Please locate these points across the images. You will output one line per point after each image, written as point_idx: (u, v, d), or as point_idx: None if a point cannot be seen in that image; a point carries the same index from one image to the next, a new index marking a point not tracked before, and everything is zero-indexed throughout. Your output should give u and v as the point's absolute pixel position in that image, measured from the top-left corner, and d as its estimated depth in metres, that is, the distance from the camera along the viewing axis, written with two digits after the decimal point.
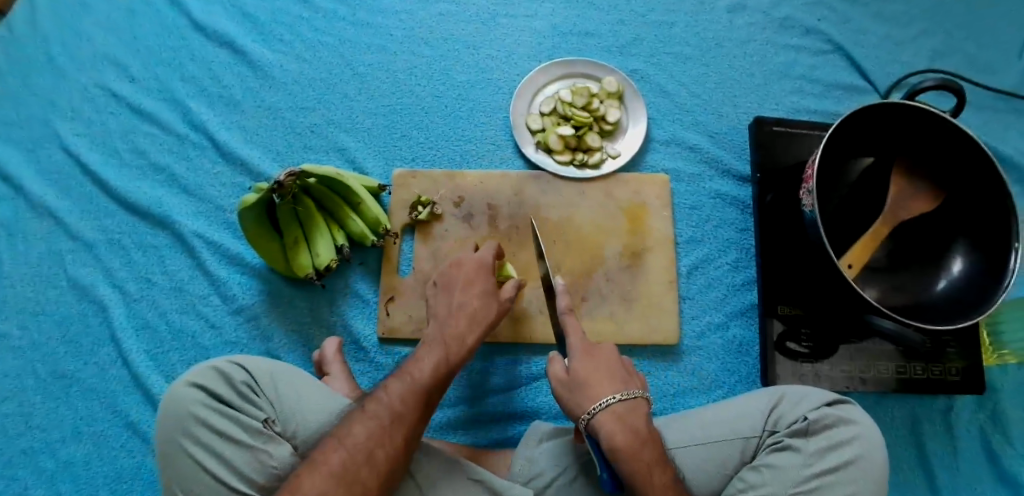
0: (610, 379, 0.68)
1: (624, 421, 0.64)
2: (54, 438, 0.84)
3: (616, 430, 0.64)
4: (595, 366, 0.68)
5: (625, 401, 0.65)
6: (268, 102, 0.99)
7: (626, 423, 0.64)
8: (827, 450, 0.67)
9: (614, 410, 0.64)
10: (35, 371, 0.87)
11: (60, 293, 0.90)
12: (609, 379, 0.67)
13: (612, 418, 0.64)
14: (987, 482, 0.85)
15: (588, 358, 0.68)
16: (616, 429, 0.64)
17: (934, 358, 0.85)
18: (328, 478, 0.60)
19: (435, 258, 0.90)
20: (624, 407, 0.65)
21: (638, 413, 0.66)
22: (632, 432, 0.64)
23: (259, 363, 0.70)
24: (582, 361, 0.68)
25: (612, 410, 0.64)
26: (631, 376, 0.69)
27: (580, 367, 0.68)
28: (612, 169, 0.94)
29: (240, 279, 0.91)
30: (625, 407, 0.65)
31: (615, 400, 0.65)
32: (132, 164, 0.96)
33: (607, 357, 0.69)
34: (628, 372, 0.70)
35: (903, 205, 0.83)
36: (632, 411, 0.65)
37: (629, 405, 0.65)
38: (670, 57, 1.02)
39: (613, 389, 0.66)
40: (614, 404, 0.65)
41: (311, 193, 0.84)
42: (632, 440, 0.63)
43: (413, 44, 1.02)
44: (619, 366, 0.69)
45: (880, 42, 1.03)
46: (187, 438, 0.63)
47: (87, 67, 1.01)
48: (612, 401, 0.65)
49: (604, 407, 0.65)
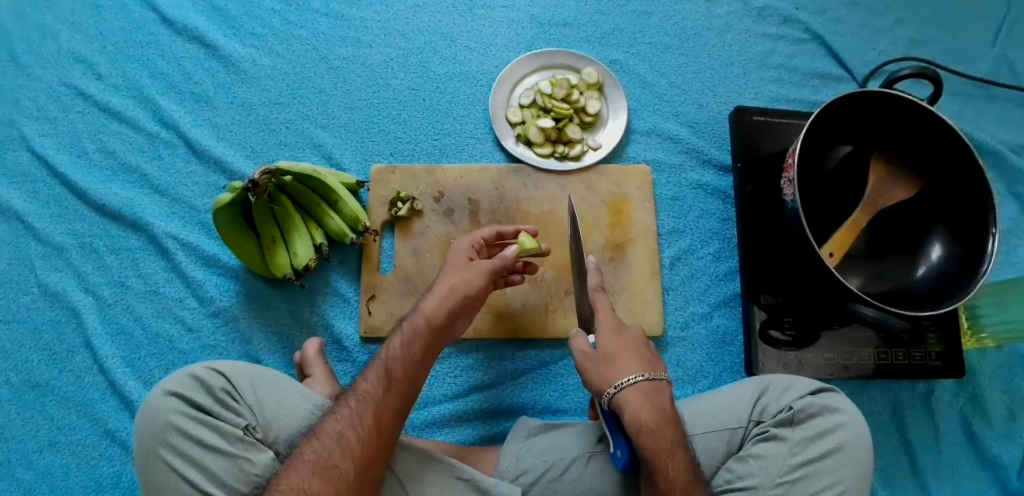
0: (639, 360, 0.68)
1: (649, 398, 0.65)
2: (30, 448, 0.82)
3: (641, 405, 0.64)
4: (621, 346, 0.68)
5: (650, 381, 0.66)
6: (241, 98, 0.97)
7: (652, 401, 0.65)
8: (812, 439, 0.67)
9: (641, 387, 0.65)
10: (8, 380, 0.85)
11: (31, 299, 0.88)
12: (634, 360, 0.67)
13: (638, 393, 0.65)
14: (967, 463, 0.87)
15: (614, 335, 0.69)
16: (641, 405, 0.64)
17: (916, 343, 0.86)
18: (302, 468, 0.59)
19: (415, 255, 0.89)
20: (651, 385, 0.66)
21: (660, 395, 0.66)
22: (658, 409, 0.64)
23: (240, 368, 0.68)
24: (609, 338, 0.69)
25: (638, 387, 0.65)
26: (658, 360, 0.69)
27: (608, 344, 0.68)
28: (593, 161, 0.94)
29: (217, 281, 0.89)
30: (651, 385, 0.65)
31: (642, 378, 0.65)
32: (102, 165, 0.93)
33: (635, 339, 0.70)
34: (655, 357, 0.70)
35: (885, 192, 0.83)
36: (658, 390, 0.66)
37: (656, 385, 0.66)
38: (650, 47, 1.01)
39: (639, 369, 0.67)
40: (641, 381, 0.65)
41: (287, 191, 0.83)
42: (658, 418, 0.64)
43: (389, 36, 1.00)
44: (646, 348, 0.70)
45: (857, 30, 1.03)
46: (165, 449, 0.62)
47: (53, 65, 0.97)
48: (639, 379, 0.65)
49: (630, 384, 0.65)
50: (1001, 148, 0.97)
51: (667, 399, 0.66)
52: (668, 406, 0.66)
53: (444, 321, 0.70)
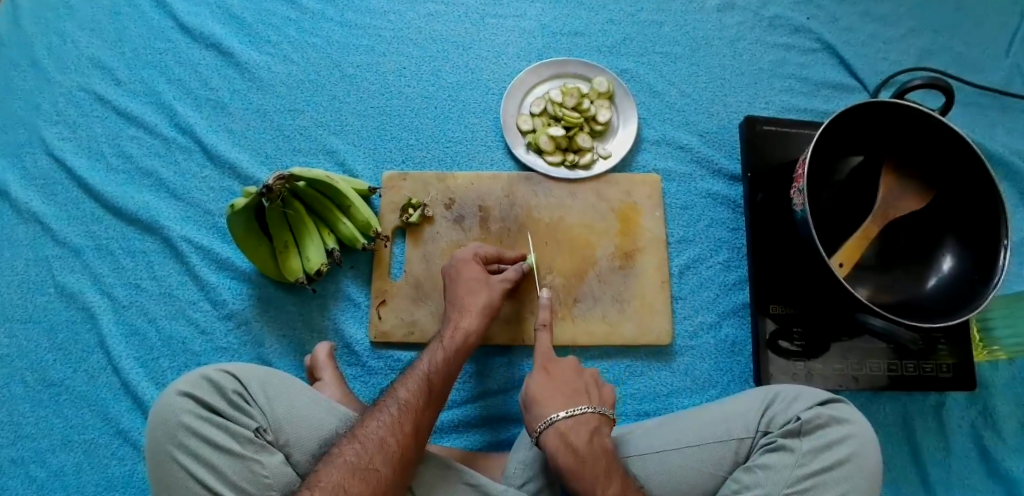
0: (566, 396, 0.70)
1: (567, 438, 0.67)
2: (44, 447, 0.84)
3: (558, 448, 0.66)
4: (551, 383, 0.72)
5: (571, 417, 0.68)
6: (256, 104, 0.98)
7: (567, 440, 0.66)
8: (821, 450, 0.67)
9: (558, 428, 0.67)
10: (23, 378, 0.86)
11: (47, 300, 0.89)
12: (559, 397, 0.70)
13: (555, 435, 0.67)
14: (977, 477, 0.86)
15: (545, 376, 0.73)
16: (557, 446, 0.66)
17: (926, 355, 0.85)
18: (343, 469, 0.60)
19: (426, 262, 0.90)
20: (570, 423, 0.68)
21: (580, 428, 0.67)
22: (572, 450, 0.66)
23: (251, 370, 0.69)
24: (538, 379, 0.73)
25: (555, 427, 0.67)
26: (587, 390, 0.72)
27: (534, 385, 0.72)
28: (602, 169, 0.94)
29: (230, 284, 0.90)
30: (570, 423, 0.67)
31: (559, 417, 0.68)
32: (119, 168, 0.95)
33: (567, 374, 0.73)
34: (587, 386, 0.73)
35: (894, 203, 0.82)
36: (577, 427, 0.67)
37: (577, 421, 0.68)
38: (660, 57, 1.02)
39: (561, 406, 0.69)
40: (558, 421, 0.68)
41: (301, 197, 0.83)
42: (572, 460, 0.65)
43: (401, 45, 1.01)
44: (579, 382, 0.73)
45: (869, 40, 1.03)
46: (178, 448, 0.63)
47: (73, 72, 0.99)
48: (558, 417, 0.68)
49: (549, 424, 0.68)
50: (1014, 158, 0.96)
51: (592, 431, 0.68)
52: (594, 438, 0.67)
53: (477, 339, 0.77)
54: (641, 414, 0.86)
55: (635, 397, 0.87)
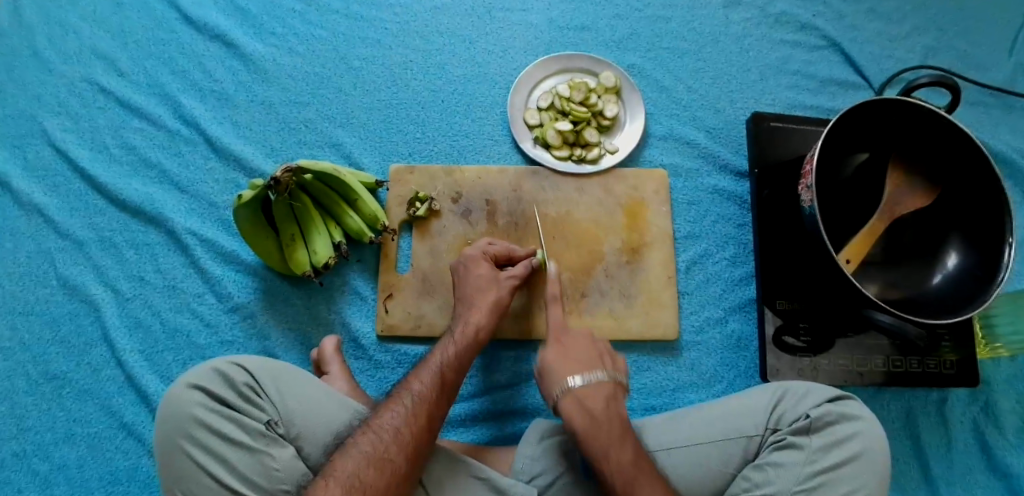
0: (583, 362, 0.71)
1: (585, 405, 0.68)
2: (47, 441, 0.83)
3: (575, 413, 0.67)
4: (566, 351, 0.72)
5: (587, 384, 0.69)
6: (261, 97, 0.97)
7: (585, 406, 0.67)
8: (830, 447, 0.67)
9: (576, 394, 0.68)
10: (26, 371, 0.85)
11: (49, 293, 0.88)
12: (575, 363, 0.71)
13: (572, 400, 0.68)
14: (979, 472, 0.86)
15: (559, 346, 0.73)
16: (574, 412, 0.67)
17: (930, 351, 0.86)
18: (358, 458, 0.61)
19: (433, 255, 0.90)
20: (587, 389, 0.68)
21: (597, 396, 0.68)
22: (590, 416, 0.67)
23: (261, 362, 0.68)
24: (552, 351, 0.72)
25: (573, 394, 0.68)
26: (605, 359, 0.72)
27: (550, 356, 0.72)
28: (610, 164, 0.94)
29: (235, 277, 0.89)
30: (587, 389, 0.68)
31: (576, 383, 0.68)
32: (122, 160, 0.94)
33: (582, 341, 0.73)
34: (603, 354, 0.73)
35: (900, 200, 0.83)
36: (594, 394, 0.68)
37: (594, 387, 0.68)
38: (667, 52, 1.02)
39: (579, 371, 0.70)
40: (576, 387, 0.68)
41: (307, 189, 0.83)
42: (588, 424, 0.66)
43: (408, 38, 1.01)
44: (595, 349, 0.73)
45: (874, 37, 1.03)
46: (189, 442, 0.62)
47: (75, 62, 0.98)
48: (575, 384, 0.69)
49: (567, 390, 0.68)
50: (1017, 157, 0.97)
51: (607, 398, 0.69)
52: (610, 404, 0.68)
53: (489, 334, 0.76)
54: (648, 409, 0.86)
55: (642, 392, 0.87)
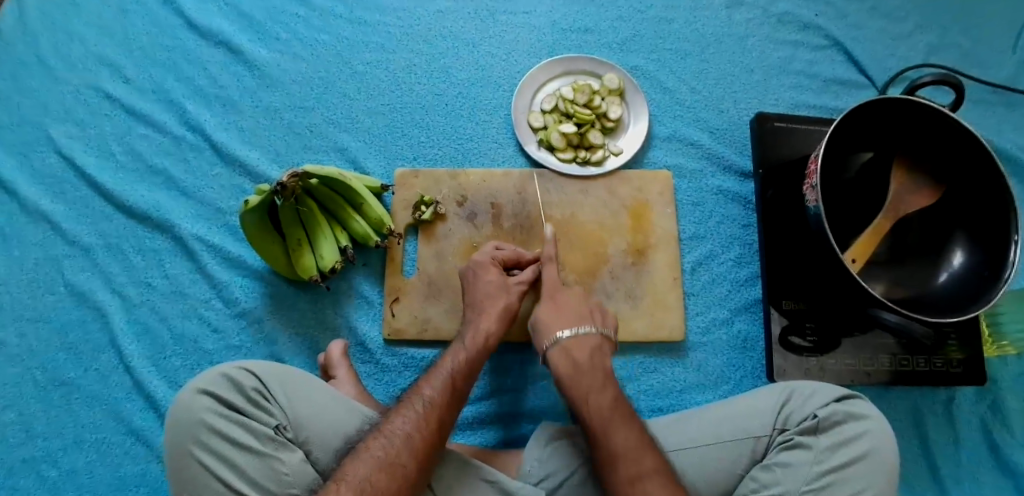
0: (572, 317, 0.75)
1: (571, 355, 0.72)
2: (56, 447, 0.83)
3: (561, 361, 0.72)
4: (556, 306, 0.77)
5: (574, 336, 0.73)
6: (266, 102, 0.98)
7: (571, 355, 0.72)
8: (838, 447, 0.67)
9: (564, 345, 0.72)
10: (34, 378, 0.86)
11: (57, 300, 0.89)
12: (565, 317, 0.75)
13: (559, 351, 0.72)
14: (987, 470, 0.86)
15: (551, 302, 0.77)
16: (560, 360, 0.72)
17: (937, 350, 0.86)
18: (370, 463, 0.61)
19: (438, 258, 0.90)
20: (574, 341, 0.73)
21: (584, 346, 0.72)
22: (574, 364, 0.71)
23: (270, 367, 0.69)
24: (545, 306, 0.77)
25: (560, 345, 0.73)
26: (594, 317, 0.76)
27: (542, 310, 0.77)
28: (614, 166, 0.94)
29: (242, 282, 0.90)
30: (573, 340, 0.72)
31: (563, 335, 0.73)
32: (128, 166, 0.95)
33: (572, 299, 0.78)
34: (593, 312, 0.77)
35: (905, 199, 0.83)
36: (579, 345, 0.72)
37: (581, 340, 0.73)
38: (670, 54, 1.02)
39: (568, 324, 0.74)
40: (563, 339, 0.73)
41: (313, 194, 0.83)
42: (572, 371, 0.70)
43: (412, 42, 1.01)
44: (585, 307, 0.77)
45: (877, 37, 1.03)
46: (199, 447, 0.63)
47: (80, 69, 0.99)
48: (561, 336, 0.73)
49: (555, 341, 0.73)
50: (1022, 155, 0.97)
51: (594, 349, 0.73)
52: (596, 356, 0.72)
53: (498, 340, 0.76)
54: (654, 410, 0.86)
55: (648, 393, 0.87)
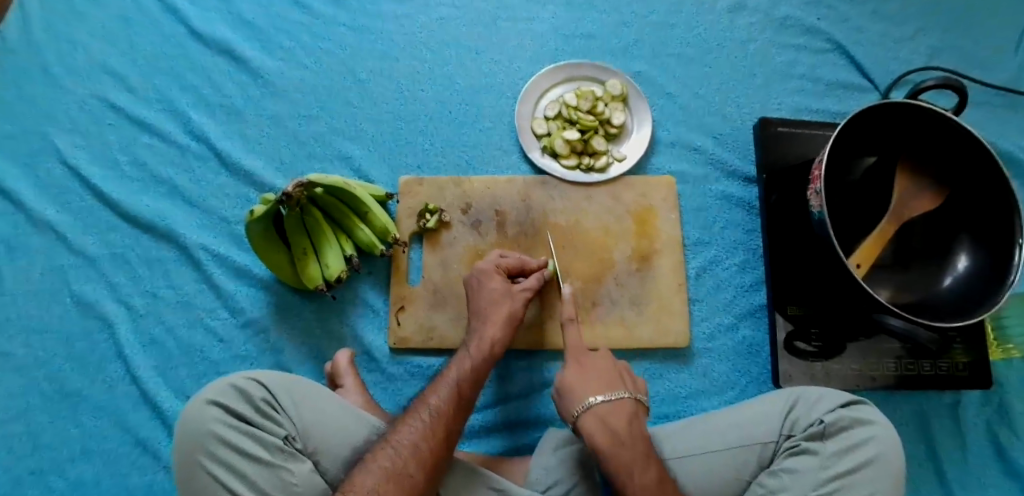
0: (603, 380, 0.71)
1: (607, 424, 0.67)
2: (64, 457, 0.83)
3: (597, 430, 0.67)
4: (585, 369, 0.72)
5: (609, 402, 0.69)
6: (269, 111, 0.98)
7: (607, 424, 0.67)
8: (844, 452, 0.67)
9: (598, 412, 0.68)
10: (41, 389, 0.86)
11: (64, 310, 0.89)
12: (598, 381, 0.71)
13: (594, 419, 0.68)
14: (993, 474, 0.86)
15: (579, 365, 0.73)
16: (596, 429, 0.67)
17: (942, 353, 0.86)
18: (378, 474, 0.61)
19: (443, 266, 0.90)
20: (608, 408, 0.68)
21: (619, 414, 0.68)
22: (612, 434, 0.67)
23: (276, 377, 0.69)
24: (572, 370, 0.72)
25: (594, 412, 0.68)
26: (625, 380, 0.72)
27: (569, 373, 0.72)
28: (618, 173, 0.95)
29: (248, 292, 0.90)
30: (609, 407, 0.68)
31: (598, 401, 0.68)
32: (133, 176, 0.95)
33: (602, 360, 0.74)
34: (623, 375, 0.73)
35: (909, 203, 0.83)
36: (616, 412, 0.68)
37: (616, 406, 0.68)
38: (673, 59, 1.02)
39: (601, 390, 0.70)
40: (598, 406, 0.68)
41: (318, 204, 0.84)
42: (611, 443, 0.66)
43: (415, 50, 1.01)
44: (615, 369, 0.73)
45: (880, 39, 1.03)
46: (209, 458, 0.63)
47: (84, 79, 0.99)
48: (595, 402, 0.68)
49: (588, 409, 0.68)
50: None
51: (630, 417, 0.69)
52: (633, 424, 0.68)
53: (503, 348, 0.77)
54: (661, 416, 0.86)
55: (654, 399, 0.87)
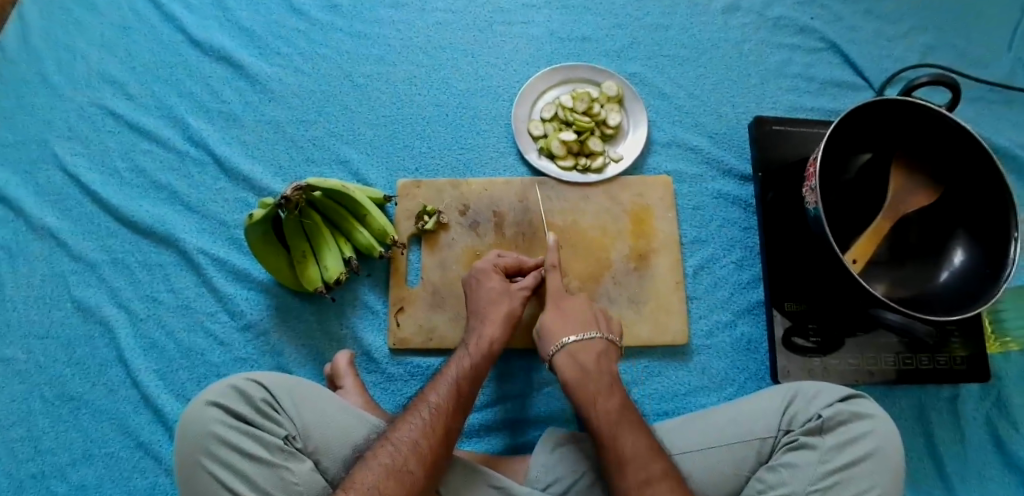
0: (577, 323, 0.77)
1: (576, 359, 0.74)
2: (65, 462, 0.84)
3: (566, 365, 0.74)
4: (561, 311, 0.78)
5: (580, 341, 0.75)
6: (268, 116, 0.99)
7: (576, 359, 0.74)
8: (843, 446, 0.68)
9: (569, 349, 0.74)
10: (42, 394, 0.86)
11: (65, 315, 0.90)
12: (571, 321, 0.77)
13: (565, 355, 0.74)
14: (993, 467, 0.86)
15: (556, 310, 0.78)
16: (566, 364, 0.74)
17: (940, 348, 0.86)
18: (379, 471, 0.62)
19: (442, 267, 0.91)
20: (579, 345, 0.75)
21: (589, 351, 0.74)
22: (580, 366, 0.73)
23: (277, 377, 0.69)
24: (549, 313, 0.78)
25: (566, 349, 0.74)
26: (598, 322, 0.78)
27: (547, 316, 0.78)
28: (614, 173, 0.95)
29: (248, 295, 0.90)
30: (579, 345, 0.74)
31: (569, 340, 0.75)
32: (133, 182, 0.96)
33: (578, 304, 0.79)
34: (597, 318, 0.79)
35: (905, 199, 0.84)
36: (585, 349, 0.74)
37: (586, 344, 0.75)
38: (667, 60, 1.03)
39: (574, 329, 0.76)
40: (569, 344, 0.75)
41: (317, 206, 0.84)
42: (578, 375, 0.72)
43: (411, 54, 1.02)
44: (589, 312, 0.79)
45: (873, 38, 1.04)
46: (210, 458, 0.63)
47: (84, 86, 1.00)
48: (568, 341, 0.75)
49: (561, 346, 0.75)
50: (1020, 152, 0.97)
51: (599, 354, 0.75)
52: (601, 361, 0.74)
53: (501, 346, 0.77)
54: (660, 414, 0.87)
55: (653, 397, 0.87)
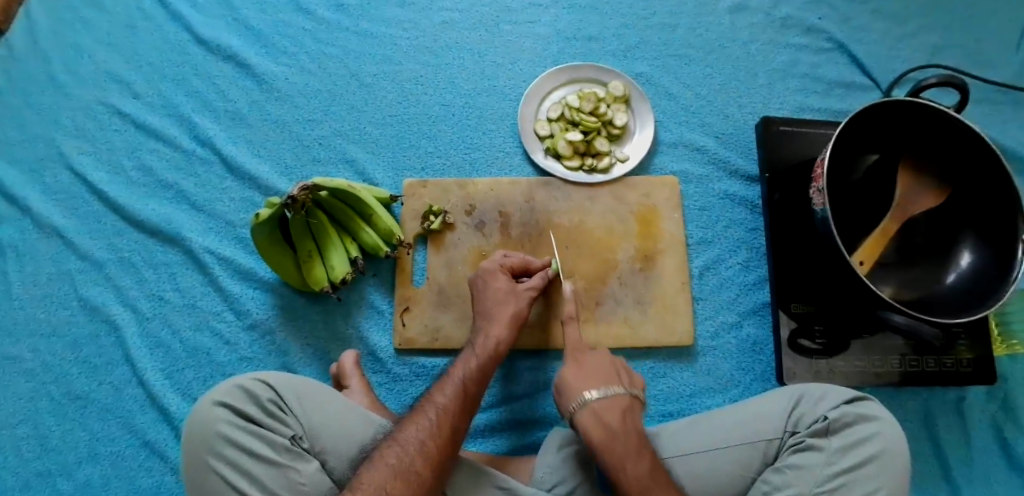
0: (600, 379, 0.72)
1: (601, 418, 0.68)
2: (71, 460, 0.84)
3: (591, 425, 0.68)
4: (582, 366, 0.74)
5: (604, 398, 0.70)
6: (274, 115, 0.99)
7: (600, 417, 0.68)
8: (849, 448, 0.68)
9: (592, 406, 0.69)
10: (48, 393, 0.87)
11: (71, 314, 0.90)
12: (594, 378, 0.72)
13: (589, 413, 0.69)
14: (999, 470, 0.86)
15: (576, 365, 0.74)
16: (591, 424, 0.68)
17: (947, 350, 0.86)
18: (386, 471, 0.62)
19: (448, 267, 0.91)
20: (603, 402, 0.69)
21: (614, 409, 0.69)
22: (605, 427, 0.67)
23: (284, 377, 0.69)
24: (570, 369, 0.74)
25: (589, 407, 0.69)
26: (620, 377, 0.73)
27: (567, 372, 0.74)
28: (621, 173, 0.95)
29: (254, 294, 0.90)
30: (602, 401, 0.69)
31: (592, 397, 0.69)
32: (139, 181, 0.96)
33: (599, 359, 0.75)
34: (620, 373, 0.74)
35: (915, 199, 0.83)
36: (609, 408, 0.69)
37: (611, 402, 0.69)
38: (674, 60, 1.03)
39: (597, 386, 0.71)
40: (592, 401, 0.69)
41: (323, 206, 0.84)
42: (604, 436, 0.67)
43: (418, 53, 1.02)
44: (611, 367, 0.74)
45: (881, 38, 1.04)
46: (217, 458, 0.63)
47: (90, 85, 1.00)
48: (590, 398, 0.70)
49: (584, 403, 0.69)
50: None
51: (624, 412, 0.69)
52: (627, 418, 0.69)
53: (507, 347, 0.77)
54: (665, 415, 0.87)
55: (659, 398, 0.87)
